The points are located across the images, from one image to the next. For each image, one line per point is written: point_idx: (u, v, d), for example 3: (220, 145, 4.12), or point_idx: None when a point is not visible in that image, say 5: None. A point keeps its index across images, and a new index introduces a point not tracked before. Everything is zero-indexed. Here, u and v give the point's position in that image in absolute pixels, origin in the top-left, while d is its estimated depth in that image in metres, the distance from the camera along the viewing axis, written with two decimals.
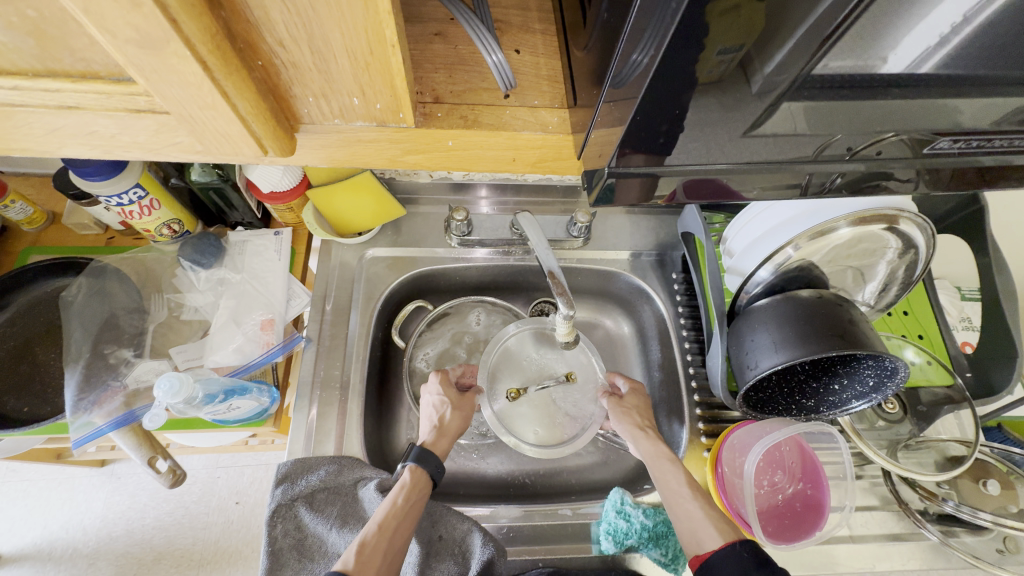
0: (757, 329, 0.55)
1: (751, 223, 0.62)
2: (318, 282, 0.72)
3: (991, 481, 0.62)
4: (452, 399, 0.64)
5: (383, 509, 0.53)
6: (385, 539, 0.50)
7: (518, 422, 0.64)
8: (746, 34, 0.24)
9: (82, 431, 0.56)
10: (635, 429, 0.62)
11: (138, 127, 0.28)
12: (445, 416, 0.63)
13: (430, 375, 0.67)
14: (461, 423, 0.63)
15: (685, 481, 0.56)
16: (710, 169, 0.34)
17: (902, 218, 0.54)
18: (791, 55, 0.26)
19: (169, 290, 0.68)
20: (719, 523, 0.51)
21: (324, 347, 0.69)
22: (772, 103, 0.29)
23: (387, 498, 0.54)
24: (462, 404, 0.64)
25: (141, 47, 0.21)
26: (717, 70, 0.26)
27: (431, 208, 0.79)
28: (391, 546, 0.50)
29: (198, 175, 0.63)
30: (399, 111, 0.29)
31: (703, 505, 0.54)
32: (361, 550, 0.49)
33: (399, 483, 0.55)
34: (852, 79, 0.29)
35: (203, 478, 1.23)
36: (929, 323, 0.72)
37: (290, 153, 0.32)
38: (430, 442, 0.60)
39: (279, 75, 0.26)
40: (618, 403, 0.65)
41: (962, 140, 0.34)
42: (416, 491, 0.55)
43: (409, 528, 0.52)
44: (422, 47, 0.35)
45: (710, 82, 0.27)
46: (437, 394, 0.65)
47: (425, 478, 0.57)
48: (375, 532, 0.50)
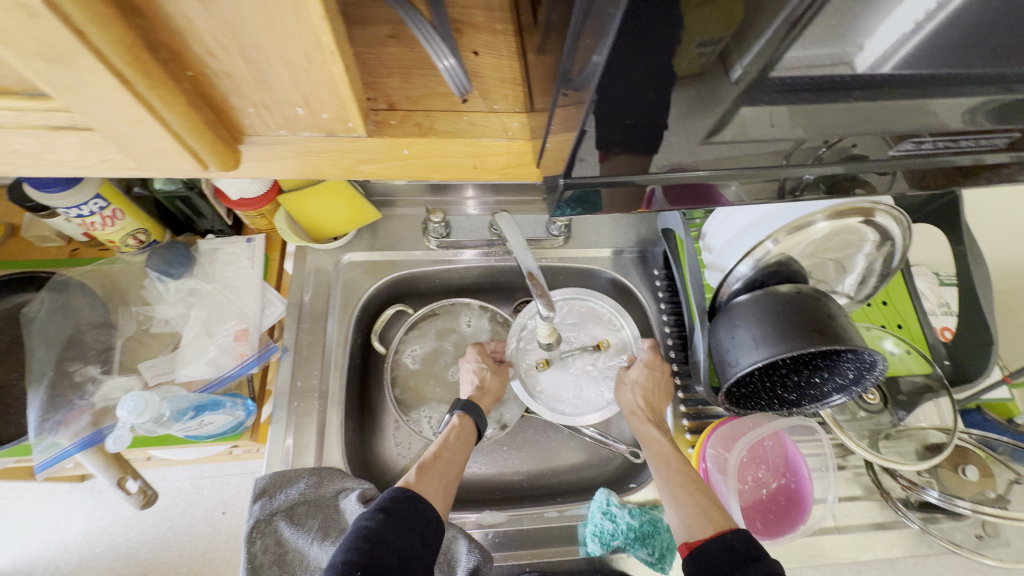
0: (737, 326, 0.55)
1: (727, 218, 0.62)
2: (293, 288, 0.71)
3: (969, 467, 0.63)
4: (490, 365, 0.68)
5: (436, 444, 0.58)
6: (440, 464, 0.55)
7: (551, 391, 0.66)
8: (723, 27, 0.23)
9: (48, 453, 0.54)
10: (635, 415, 0.63)
11: (63, 145, 0.26)
12: (485, 379, 0.67)
13: (468, 348, 0.71)
14: (500, 385, 0.67)
15: (679, 469, 0.57)
16: (681, 169, 0.34)
17: (878, 210, 0.54)
18: (766, 51, 0.25)
19: (136, 303, 0.65)
20: (711, 512, 0.51)
21: (301, 356, 0.67)
22: (737, 102, 0.28)
23: (439, 437, 0.60)
24: (500, 370, 0.68)
25: (47, 60, 0.20)
26: (699, 62, 0.25)
27: (408, 209, 0.78)
28: (447, 471, 0.55)
29: (163, 183, 0.61)
30: (348, 120, 0.28)
31: (695, 494, 0.54)
32: (422, 469, 0.54)
33: (448, 425, 0.61)
34: (820, 77, 0.28)
35: (188, 489, 1.21)
36: (908, 311, 0.72)
37: (235, 167, 0.30)
38: (474, 399, 0.64)
39: (214, 86, 0.25)
40: (627, 382, 0.65)
41: (931, 141, 0.34)
42: (464, 433, 0.61)
43: (459, 464, 0.57)
44: (377, 51, 0.34)
45: (693, 74, 0.25)
46: (475, 359, 0.69)
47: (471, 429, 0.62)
48: (431, 458, 0.55)
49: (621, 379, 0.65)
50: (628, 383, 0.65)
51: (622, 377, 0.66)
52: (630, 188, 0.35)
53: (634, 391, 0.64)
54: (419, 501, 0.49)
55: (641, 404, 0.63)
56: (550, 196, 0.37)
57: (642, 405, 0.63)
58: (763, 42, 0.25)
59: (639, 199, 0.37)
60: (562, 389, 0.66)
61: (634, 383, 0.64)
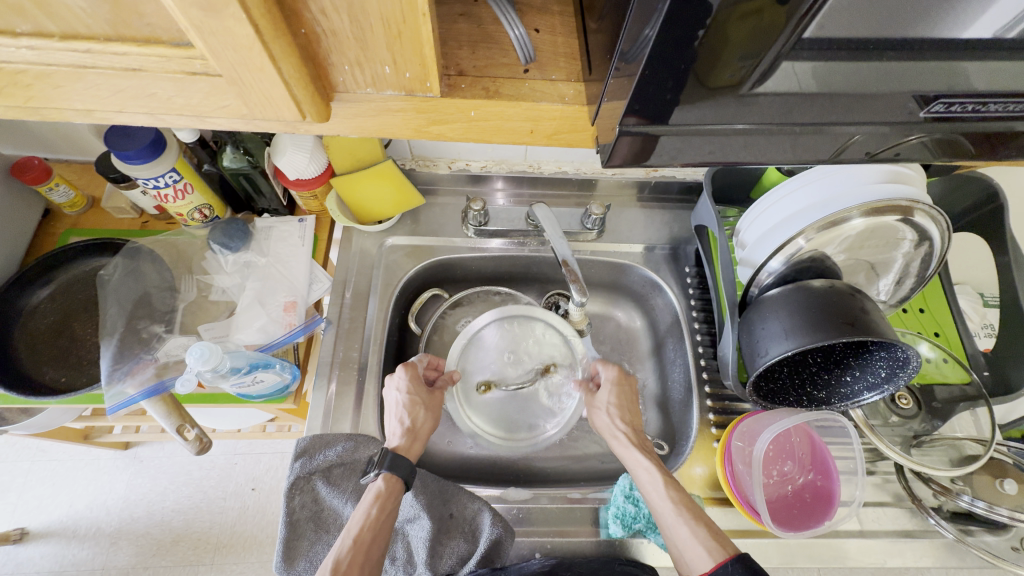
0: (767, 318, 0.56)
1: (764, 213, 0.63)
2: (338, 271, 0.75)
3: (1008, 480, 0.61)
4: (420, 400, 0.64)
5: (357, 522, 0.52)
6: (360, 554, 0.50)
7: (495, 407, 0.72)
8: (768, 33, 0.26)
9: (116, 399, 0.59)
10: (618, 438, 0.63)
11: (192, 91, 0.29)
12: (416, 416, 0.62)
13: (397, 368, 0.65)
14: (429, 424, 0.63)
15: (671, 496, 0.55)
16: (728, 130, 0.33)
17: (916, 210, 0.55)
18: (833, 19, 0.27)
19: (198, 272, 0.71)
20: (709, 541, 0.50)
21: (343, 329, 0.71)
22: (781, 49, 0.27)
23: (361, 510, 0.54)
24: (428, 402, 0.64)
25: (203, 9, 0.23)
26: (740, 74, 0.29)
27: (449, 198, 0.82)
28: (368, 558, 0.51)
29: (231, 161, 0.66)
30: (427, 80, 0.31)
31: (689, 521, 0.52)
32: (336, 567, 0.49)
33: (371, 492, 0.55)
34: (880, 52, 0.29)
35: (222, 464, 1.27)
36: (946, 320, 0.72)
37: (324, 121, 0.33)
38: (403, 446, 0.60)
39: (320, 43, 0.28)
40: (600, 406, 0.66)
41: (957, 104, 0.32)
42: (387, 500, 0.55)
43: (382, 540, 0.53)
44: (447, 26, 0.37)
45: (733, 84, 0.30)
46: (404, 392, 0.63)
47: (399, 484, 0.56)
48: (349, 548, 0.50)
49: (598, 404, 0.67)
50: (604, 408, 0.66)
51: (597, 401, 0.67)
52: (636, 138, 0.33)
53: (610, 416, 0.64)
54: None
55: (622, 427, 0.63)
56: (605, 161, 0.37)
57: (625, 431, 0.63)
58: (802, 46, 0.28)
59: (647, 151, 0.35)
60: (507, 405, 0.72)
61: (609, 408, 0.66)
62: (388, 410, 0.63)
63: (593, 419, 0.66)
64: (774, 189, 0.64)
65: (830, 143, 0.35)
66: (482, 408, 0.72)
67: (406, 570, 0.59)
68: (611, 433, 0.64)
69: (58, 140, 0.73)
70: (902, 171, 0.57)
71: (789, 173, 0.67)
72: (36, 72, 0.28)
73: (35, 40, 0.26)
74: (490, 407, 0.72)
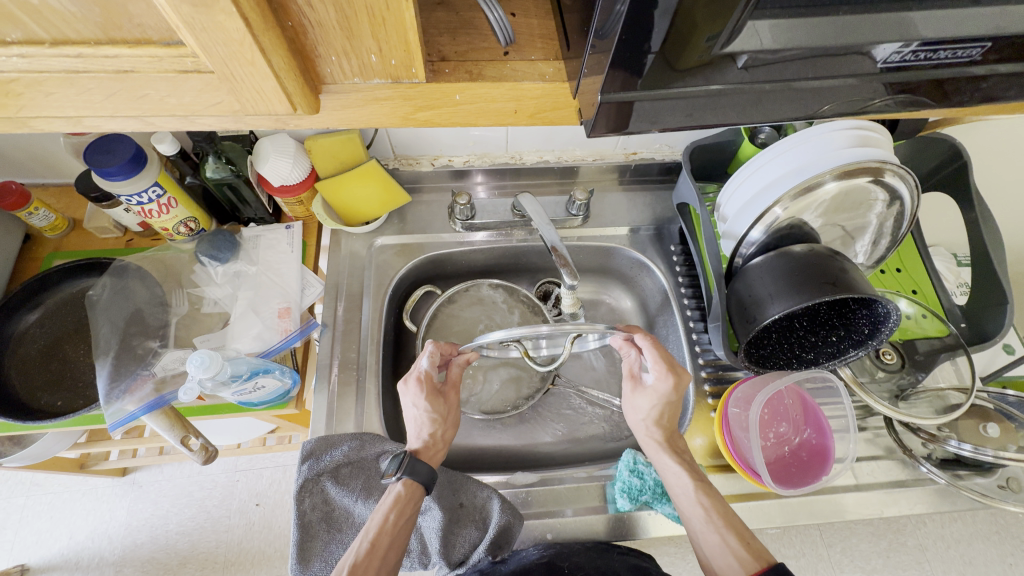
0: (754, 285, 0.58)
1: (742, 184, 0.64)
2: (330, 273, 0.75)
3: (991, 425, 0.65)
4: (439, 416, 0.62)
5: (374, 526, 0.53)
6: (377, 558, 0.51)
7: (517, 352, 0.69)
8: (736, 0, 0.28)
9: (117, 416, 0.58)
10: (648, 441, 0.61)
11: (184, 90, 0.30)
12: (436, 431, 0.62)
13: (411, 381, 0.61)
14: (450, 433, 0.63)
15: (701, 502, 0.55)
16: (703, 91, 0.34)
17: (886, 170, 0.57)
18: None
19: (189, 285, 0.71)
20: (742, 551, 0.50)
21: (339, 331, 0.72)
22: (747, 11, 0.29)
23: (380, 513, 0.54)
24: (447, 416, 0.62)
25: (194, 5, 0.24)
26: (706, 54, 0.31)
27: (434, 195, 0.83)
28: (385, 562, 0.51)
29: (213, 171, 0.66)
30: (412, 67, 0.32)
31: (721, 529, 0.52)
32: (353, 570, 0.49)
33: (390, 497, 0.55)
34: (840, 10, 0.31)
35: (223, 482, 1.26)
36: (922, 277, 0.75)
37: (314, 113, 0.34)
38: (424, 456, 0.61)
39: (306, 35, 0.29)
40: (635, 405, 0.63)
41: (910, 50, 0.34)
42: (406, 505, 0.55)
43: (400, 543, 0.53)
44: (427, 14, 0.38)
45: (702, 64, 0.32)
46: (422, 409, 0.61)
47: (418, 487, 0.57)
48: (366, 552, 0.51)
49: (633, 404, 0.63)
50: (640, 412, 0.62)
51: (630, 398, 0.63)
52: (610, 106, 0.35)
53: (646, 422, 0.61)
54: None
55: (653, 429, 0.61)
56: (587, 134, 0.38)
57: (656, 433, 0.61)
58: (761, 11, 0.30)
59: (625, 116, 0.36)
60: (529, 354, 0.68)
61: (644, 408, 0.62)
62: (409, 422, 0.62)
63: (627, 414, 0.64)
64: (749, 161, 0.66)
65: (797, 101, 0.36)
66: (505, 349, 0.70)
67: (421, 561, 0.61)
68: (641, 434, 0.62)
69: (34, 164, 0.73)
70: (870, 134, 0.60)
71: (763, 144, 0.69)
72: (28, 80, 0.28)
73: (27, 48, 0.26)
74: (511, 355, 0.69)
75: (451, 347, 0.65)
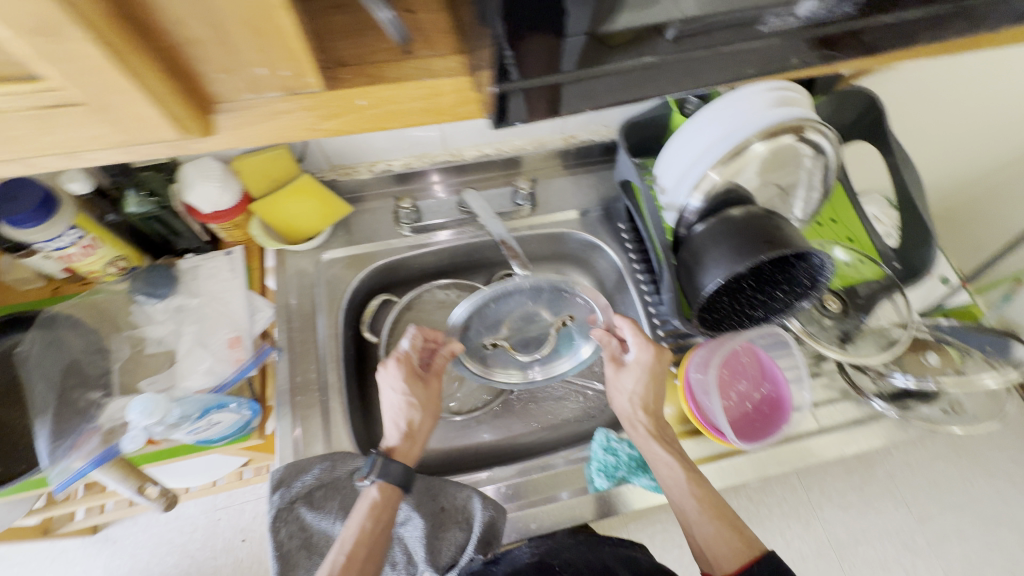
0: (699, 253, 0.60)
1: (676, 156, 0.66)
2: (278, 294, 0.73)
3: (931, 353, 0.70)
4: (418, 402, 0.63)
5: (350, 537, 0.52)
6: (354, 569, 0.50)
7: (504, 358, 0.69)
8: None
9: (62, 476, 0.55)
10: (636, 428, 0.62)
11: (60, 125, 0.28)
12: (414, 420, 0.62)
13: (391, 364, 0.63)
14: (428, 425, 0.63)
15: (693, 493, 0.56)
16: (636, 63, 0.35)
17: (807, 128, 0.59)
18: None
19: (128, 327, 0.67)
20: (736, 542, 0.52)
21: (296, 353, 0.69)
22: None
23: (356, 522, 0.54)
24: (425, 402, 0.63)
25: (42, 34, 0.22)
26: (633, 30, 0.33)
27: (378, 202, 0.81)
28: (363, 572, 0.51)
29: (136, 206, 0.63)
30: (305, 76, 0.31)
31: (713, 519, 0.54)
32: None
33: (365, 505, 0.54)
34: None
35: (204, 524, 1.21)
36: (855, 225, 0.78)
37: (209, 134, 0.33)
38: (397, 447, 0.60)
39: (182, 53, 0.27)
40: (622, 390, 0.64)
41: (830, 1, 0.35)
42: (383, 510, 0.54)
43: (378, 552, 0.53)
44: (321, 19, 0.36)
45: (629, 40, 0.34)
46: (402, 393, 0.62)
47: (394, 490, 0.56)
48: (343, 564, 0.50)
49: (618, 387, 0.65)
50: (625, 392, 0.64)
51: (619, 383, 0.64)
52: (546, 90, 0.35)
53: (633, 403, 0.63)
54: None
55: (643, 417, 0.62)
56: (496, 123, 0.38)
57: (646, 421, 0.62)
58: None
59: (558, 100, 0.37)
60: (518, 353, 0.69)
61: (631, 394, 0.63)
62: (387, 410, 0.62)
63: (612, 399, 0.65)
64: (678, 132, 0.67)
65: (706, 70, 0.37)
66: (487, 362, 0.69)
67: (409, 571, 0.60)
68: (628, 420, 0.63)
69: None
70: (791, 96, 0.62)
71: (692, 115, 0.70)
72: None
73: None
74: (498, 359, 0.69)
75: (434, 333, 0.67)
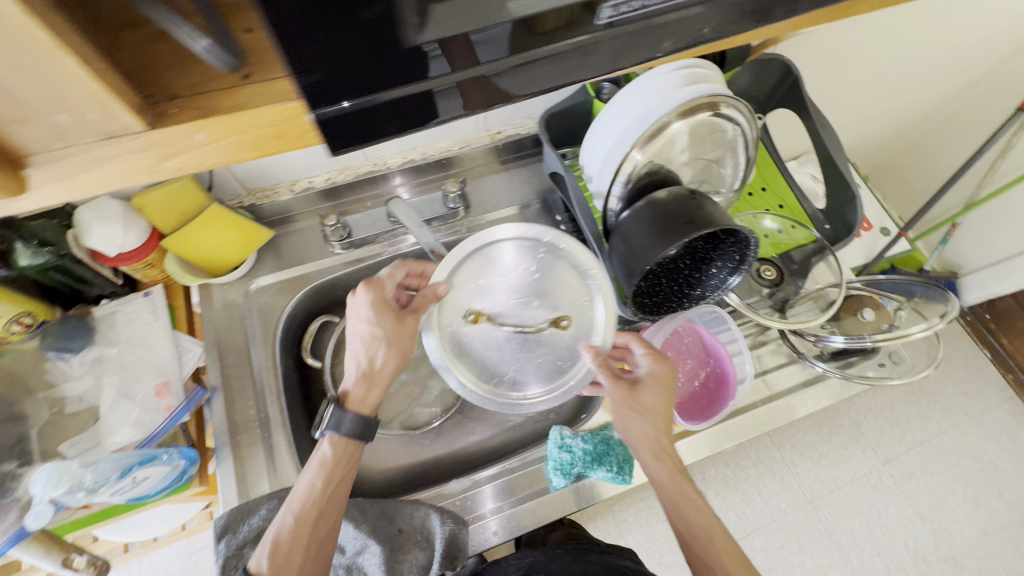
0: (627, 240, 0.59)
1: (598, 142, 0.65)
2: (207, 331, 0.69)
3: (866, 310, 0.72)
4: (384, 335, 0.58)
5: (301, 497, 0.51)
6: (300, 536, 0.50)
7: (482, 346, 0.62)
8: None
9: None
10: (654, 456, 0.54)
11: None
12: (377, 359, 0.58)
13: (364, 290, 0.59)
14: (392, 367, 0.58)
15: (717, 537, 0.51)
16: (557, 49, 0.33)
17: (721, 103, 0.59)
18: None
19: (42, 388, 0.62)
20: None
21: (232, 391, 0.66)
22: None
23: (306, 480, 0.52)
24: (392, 336, 0.58)
25: None
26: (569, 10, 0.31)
27: (307, 221, 0.78)
28: (310, 535, 0.50)
29: (28, 258, 0.57)
30: (117, 116, 0.27)
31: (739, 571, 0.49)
32: (275, 551, 0.49)
33: (319, 460, 0.53)
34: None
35: (179, 568, 1.16)
36: (785, 192, 0.79)
37: (25, 192, 0.29)
38: (353, 389, 0.56)
39: None
40: (639, 410, 0.56)
41: None
42: (337, 458, 0.54)
43: (328, 513, 0.52)
44: (142, 49, 0.29)
45: (560, 25, 0.32)
46: (370, 323, 0.58)
47: (346, 442, 0.55)
48: (290, 527, 0.50)
49: (637, 408, 0.55)
50: (644, 414, 0.55)
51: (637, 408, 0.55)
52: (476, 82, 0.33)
53: (656, 427, 0.54)
54: None
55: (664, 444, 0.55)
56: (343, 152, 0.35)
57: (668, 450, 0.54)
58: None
59: (496, 94, 0.35)
60: (498, 346, 0.62)
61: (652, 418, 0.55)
62: (354, 340, 0.58)
63: (619, 416, 0.56)
64: (599, 116, 0.66)
65: (588, 60, 0.35)
66: (464, 342, 0.62)
67: None
68: (642, 444, 0.55)
69: None
70: (699, 72, 0.62)
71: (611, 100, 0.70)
72: None
73: None
74: (472, 345, 0.62)
75: (419, 267, 0.64)
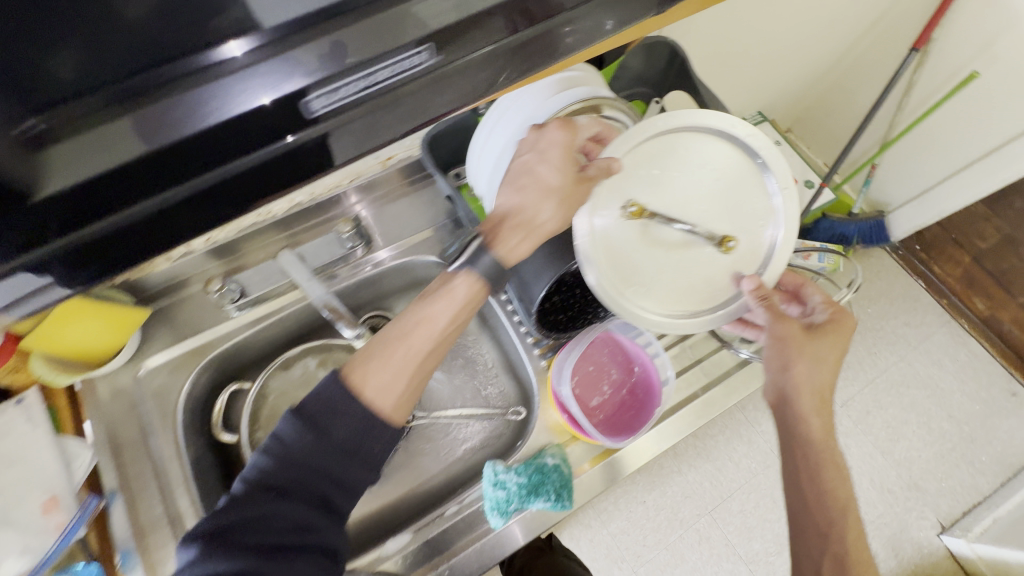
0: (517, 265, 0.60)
1: (481, 158, 0.62)
2: (97, 428, 0.63)
3: None
4: (557, 189, 0.52)
5: (425, 322, 0.53)
6: (400, 365, 0.52)
7: (634, 243, 0.54)
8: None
9: None
10: (807, 408, 0.57)
11: None
12: (545, 216, 0.53)
13: (554, 126, 0.52)
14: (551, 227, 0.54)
15: (837, 505, 0.53)
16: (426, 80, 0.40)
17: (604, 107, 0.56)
18: None
19: None
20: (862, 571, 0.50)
21: (135, 491, 0.61)
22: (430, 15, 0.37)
23: (443, 306, 0.54)
24: (573, 190, 0.52)
25: None
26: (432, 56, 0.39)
27: (195, 284, 0.71)
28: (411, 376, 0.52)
29: None
30: None
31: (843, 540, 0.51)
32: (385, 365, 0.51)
33: (452, 291, 0.54)
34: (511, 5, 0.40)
35: None
36: None
37: None
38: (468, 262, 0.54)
39: None
40: (806, 359, 0.58)
41: None
42: (470, 291, 0.55)
43: (430, 355, 0.54)
44: None
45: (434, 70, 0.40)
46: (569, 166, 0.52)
47: (480, 285, 0.55)
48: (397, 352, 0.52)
49: (815, 353, 0.58)
50: (812, 366, 0.57)
51: (809, 349, 0.57)
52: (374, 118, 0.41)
53: (814, 382, 0.57)
54: (349, 437, 0.48)
55: (811, 402, 0.57)
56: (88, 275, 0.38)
57: (811, 405, 0.56)
58: (338, 33, 0.36)
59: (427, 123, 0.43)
60: (652, 246, 0.55)
61: (812, 374, 0.57)
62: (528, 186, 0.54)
63: (777, 354, 0.59)
64: (481, 127, 0.62)
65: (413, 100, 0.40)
66: (608, 230, 0.54)
67: None
68: (784, 392, 0.58)
69: None
70: (574, 75, 0.58)
71: None
72: None
73: None
74: (620, 239, 0.54)
75: (602, 132, 0.56)
